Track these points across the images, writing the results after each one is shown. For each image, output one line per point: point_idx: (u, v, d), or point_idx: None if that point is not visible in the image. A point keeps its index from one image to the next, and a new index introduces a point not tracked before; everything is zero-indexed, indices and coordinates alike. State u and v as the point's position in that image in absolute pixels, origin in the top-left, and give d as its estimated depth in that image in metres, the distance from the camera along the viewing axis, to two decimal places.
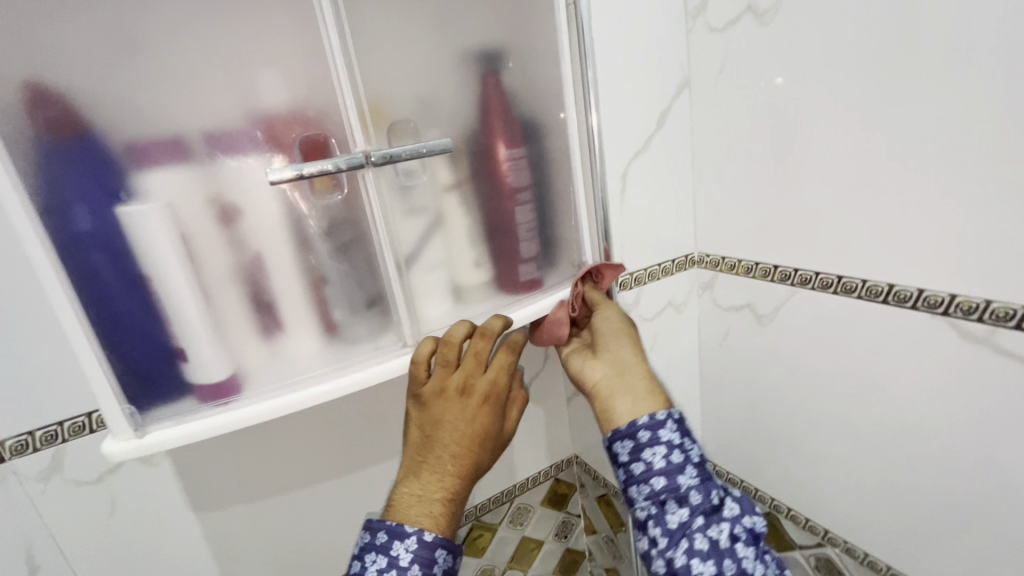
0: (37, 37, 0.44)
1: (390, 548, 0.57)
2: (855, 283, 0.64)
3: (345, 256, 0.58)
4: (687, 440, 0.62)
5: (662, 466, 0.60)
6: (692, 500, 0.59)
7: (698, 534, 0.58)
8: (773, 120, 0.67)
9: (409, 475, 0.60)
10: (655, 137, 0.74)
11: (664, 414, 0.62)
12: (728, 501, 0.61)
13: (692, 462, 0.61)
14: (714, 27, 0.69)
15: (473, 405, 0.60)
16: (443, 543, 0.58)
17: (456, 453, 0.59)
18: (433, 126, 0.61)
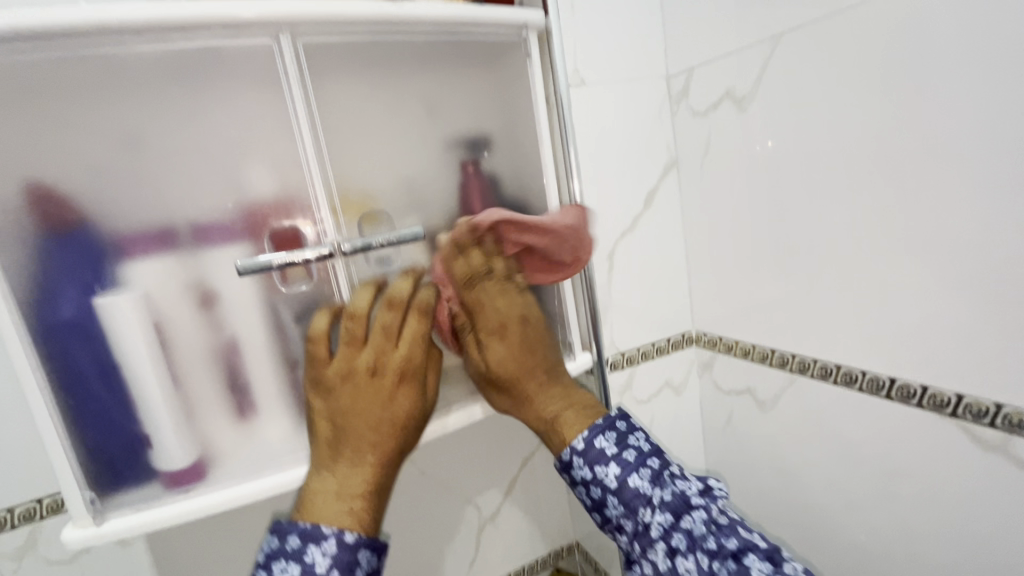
0: (43, 143, 0.48)
1: (303, 553, 0.47)
2: (856, 374, 0.60)
3: None
4: (617, 457, 0.55)
5: (596, 496, 0.55)
6: (628, 522, 0.52)
7: (640, 564, 0.51)
8: (761, 202, 0.66)
9: (322, 464, 0.52)
10: (642, 216, 0.73)
11: (583, 441, 0.56)
12: (668, 499, 0.51)
13: (613, 486, 0.53)
14: (697, 111, 0.69)
15: (387, 384, 0.53)
16: (368, 542, 0.50)
17: (374, 442, 0.52)
18: (412, 211, 0.62)
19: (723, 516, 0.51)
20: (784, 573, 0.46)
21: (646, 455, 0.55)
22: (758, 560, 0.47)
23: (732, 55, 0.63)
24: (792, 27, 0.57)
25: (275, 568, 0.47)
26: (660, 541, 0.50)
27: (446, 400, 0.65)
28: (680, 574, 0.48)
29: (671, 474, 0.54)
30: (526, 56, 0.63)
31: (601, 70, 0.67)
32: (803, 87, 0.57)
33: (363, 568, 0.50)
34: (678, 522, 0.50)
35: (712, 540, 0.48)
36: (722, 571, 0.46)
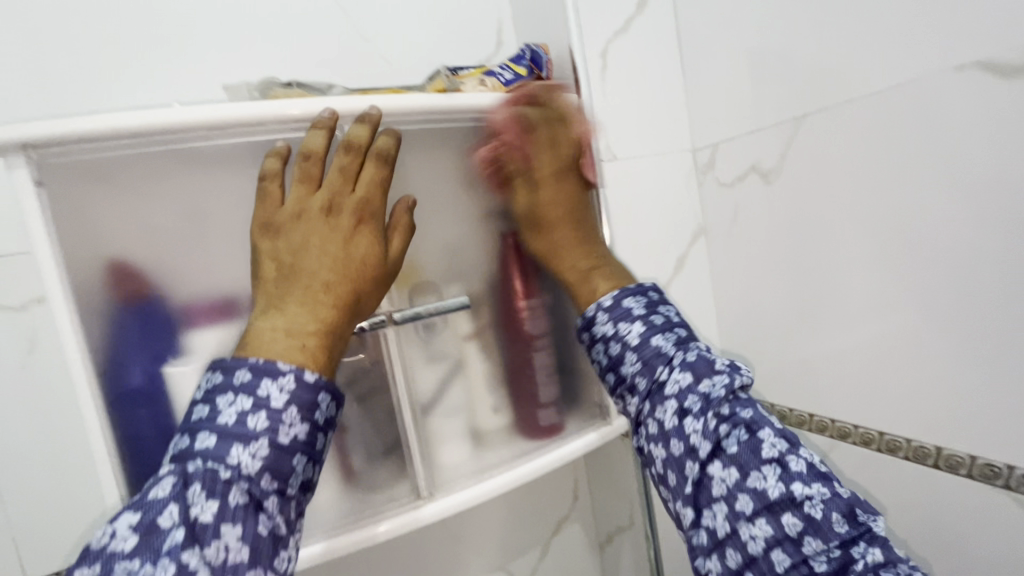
0: (125, 222, 0.51)
1: (256, 387, 0.45)
2: (900, 441, 0.60)
3: (367, 407, 0.59)
4: (643, 317, 0.57)
5: (615, 352, 0.57)
6: (643, 378, 0.55)
7: (679, 395, 0.51)
8: (791, 269, 0.68)
9: (266, 308, 0.49)
10: (673, 281, 0.76)
11: (611, 299, 0.58)
12: (688, 359, 0.53)
13: (635, 342, 0.56)
14: (723, 182, 0.73)
15: (348, 224, 0.53)
16: (328, 387, 0.48)
17: (337, 271, 0.51)
18: (456, 280, 0.64)
19: (744, 392, 0.52)
20: (792, 451, 0.48)
21: (673, 325, 0.57)
22: (771, 435, 0.48)
23: (755, 133, 0.67)
24: (812, 109, 0.61)
25: (222, 400, 0.45)
26: (673, 399, 0.52)
27: (486, 464, 0.65)
28: (686, 435, 0.50)
29: (696, 344, 0.55)
30: None
31: (632, 146, 0.72)
32: (826, 163, 0.61)
33: (322, 411, 0.48)
34: (696, 384, 0.51)
35: (725, 406, 0.50)
36: (731, 437, 0.49)
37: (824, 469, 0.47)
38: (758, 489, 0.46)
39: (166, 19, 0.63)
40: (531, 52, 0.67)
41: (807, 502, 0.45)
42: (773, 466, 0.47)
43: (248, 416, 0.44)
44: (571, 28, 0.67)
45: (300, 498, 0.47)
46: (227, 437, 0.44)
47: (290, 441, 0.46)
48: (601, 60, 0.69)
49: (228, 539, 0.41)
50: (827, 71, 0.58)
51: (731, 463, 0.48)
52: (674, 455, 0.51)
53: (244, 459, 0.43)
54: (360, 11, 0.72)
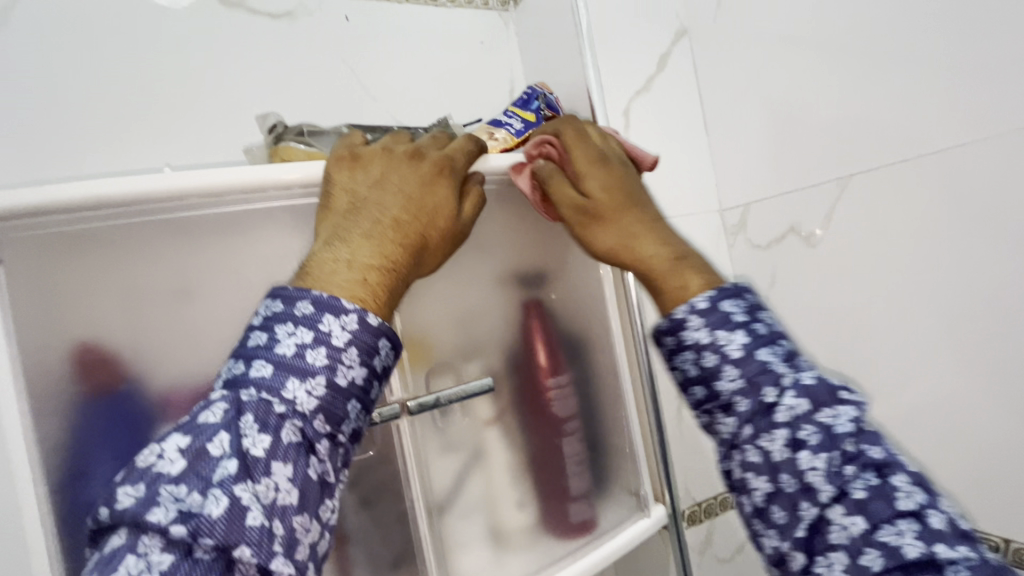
0: (99, 299, 0.43)
1: (318, 321, 0.38)
2: (997, 542, 0.52)
3: (371, 512, 0.50)
4: (746, 327, 0.43)
5: (710, 363, 0.43)
6: (744, 399, 0.40)
7: (800, 424, 0.38)
8: (838, 339, 0.62)
9: (330, 237, 0.42)
10: None
11: (705, 300, 0.44)
12: (805, 381, 0.39)
13: (736, 354, 0.42)
14: (757, 244, 0.68)
15: (431, 171, 0.48)
16: (390, 333, 0.41)
17: (408, 217, 0.45)
18: (476, 358, 0.57)
19: (867, 424, 0.38)
20: (931, 504, 0.34)
21: (776, 338, 0.43)
22: (905, 481, 0.35)
23: (793, 192, 0.63)
24: (858, 168, 0.57)
25: (280, 329, 0.37)
26: (786, 428, 0.38)
27: (509, 571, 0.56)
28: (802, 471, 0.37)
29: (809, 365, 0.41)
30: None
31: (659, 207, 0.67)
32: (876, 224, 0.56)
33: (383, 359, 0.40)
34: (815, 414, 0.38)
35: (852, 443, 0.37)
36: (857, 480, 0.35)
37: (967, 527, 0.34)
38: (893, 546, 0.33)
39: (166, 79, 0.59)
40: (541, 95, 0.61)
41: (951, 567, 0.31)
42: (912, 521, 0.33)
43: (308, 351, 0.37)
44: (592, 85, 0.64)
45: (351, 448, 0.40)
46: (283, 369, 0.36)
47: (348, 383, 0.38)
48: (624, 118, 0.66)
49: (278, 479, 0.34)
50: (873, 128, 0.55)
51: (858, 510, 0.35)
52: (782, 491, 0.37)
53: (300, 395, 0.36)
54: (370, 72, 0.69)
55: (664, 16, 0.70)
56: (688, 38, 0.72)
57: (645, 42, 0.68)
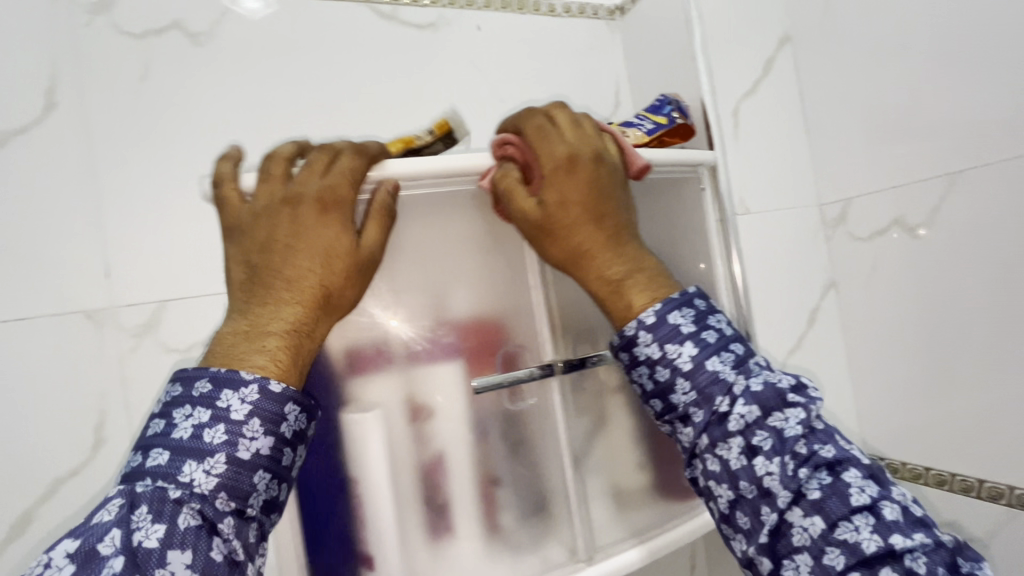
0: None
1: (214, 399, 0.40)
2: None
3: (518, 459, 0.59)
4: (694, 336, 0.48)
5: (663, 378, 0.48)
6: (699, 410, 0.46)
7: (755, 431, 0.44)
8: (941, 324, 0.65)
9: (239, 314, 0.43)
10: (807, 335, 0.74)
11: (653, 316, 0.48)
12: (755, 389, 0.45)
13: (689, 367, 0.47)
14: (858, 237, 0.72)
15: (313, 209, 0.45)
16: (298, 398, 0.42)
17: (280, 268, 0.44)
18: (606, 332, 0.63)
19: (819, 422, 0.45)
20: (884, 496, 0.41)
21: (728, 343, 0.49)
22: (857, 476, 0.41)
23: (901, 187, 0.67)
24: (968, 165, 0.61)
25: (177, 413, 0.40)
26: (740, 435, 0.44)
27: (630, 525, 0.62)
28: (759, 477, 0.43)
29: (757, 368, 0.47)
30: (701, 188, 0.68)
31: (763, 201, 0.73)
32: (989, 217, 0.60)
33: (292, 424, 0.42)
34: (767, 419, 0.44)
35: (804, 445, 0.43)
36: (812, 480, 0.42)
37: (919, 512, 0.41)
38: (851, 542, 0.39)
39: (333, 84, 0.67)
40: (671, 101, 0.67)
41: (907, 555, 0.38)
42: (866, 515, 0.39)
43: (205, 430, 0.39)
44: (705, 90, 0.71)
45: (264, 519, 0.41)
46: (179, 453, 0.38)
47: (251, 456, 0.40)
48: (733, 117, 0.72)
49: (174, 567, 0.35)
50: (983, 124, 0.59)
51: (814, 510, 0.41)
52: (744, 497, 0.44)
53: (197, 475, 0.38)
54: (497, 75, 0.76)
55: (769, 24, 0.75)
56: (790, 44, 0.77)
57: (753, 50, 0.74)
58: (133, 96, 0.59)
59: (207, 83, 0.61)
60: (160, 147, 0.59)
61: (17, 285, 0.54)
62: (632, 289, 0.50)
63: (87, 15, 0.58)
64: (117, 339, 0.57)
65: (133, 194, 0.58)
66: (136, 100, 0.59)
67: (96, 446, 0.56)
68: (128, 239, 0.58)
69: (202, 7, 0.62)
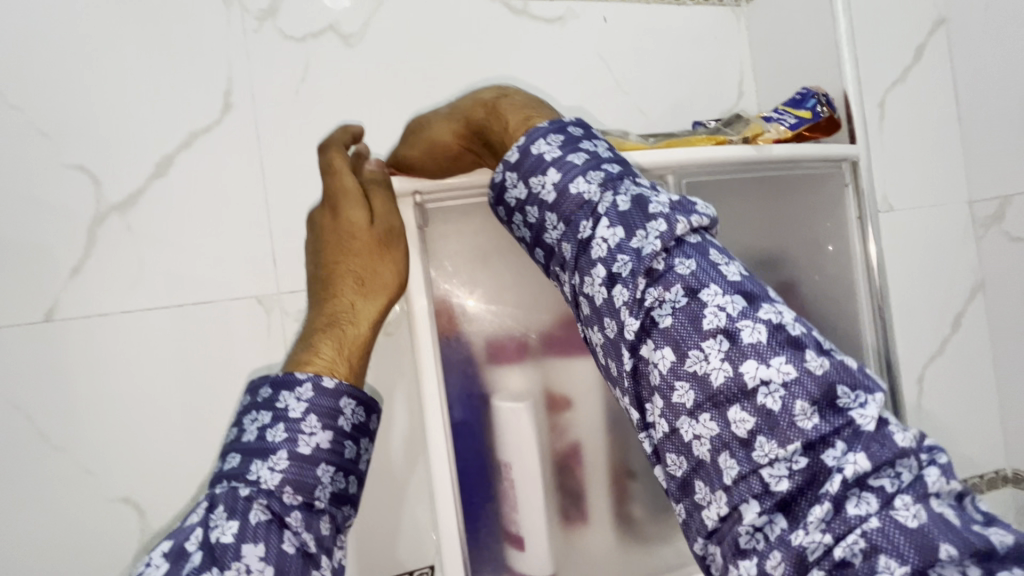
0: (455, 264, 0.54)
1: (276, 401, 0.45)
2: None
3: (653, 454, 0.60)
4: (559, 162, 0.43)
5: (534, 219, 0.44)
6: (567, 244, 0.42)
7: (618, 257, 0.39)
8: None
9: (307, 329, 0.51)
10: (950, 340, 0.70)
11: (518, 150, 0.44)
12: (618, 207, 0.40)
13: (553, 199, 0.42)
14: (1018, 237, 0.67)
15: (330, 218, 0.54)
16: (350, 393, 0.47)
17: (327, 267, 0.53)
18: None
19: (693, 237, 0.40)
20: (749, 316, 0.37)
21: (601, 164, 0.43)
22: (717, 297, 0.37)
23: None
24: None
25: (249, 418, 0.46)
26: (602, 265, 0.39)
27: None
28: (617, 306, 0.39)
29: (631, 182, 0.41)
30: (843, 185, 0.65)
31: (908, 198, 0.69)
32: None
33: (347, 418, 0.47)
34: (629, 241, 0.39)
35: (661, 261, 0.39)
36: (666, 308, 0.38)
37: (795, 333, 0.37)
38: (700, 373, 0.37)
39: (468, 83, 0.69)
40: (816, 94, 0.64)
41: (762, 388, 0.36)
42: (719, 341, 0.37)
43: (268, 430, 0.44)
44: (849, 80, 0.67)
45: (333, 508, 0.45)
46: (249, 454, 0.44)
47: (311, 450, 0.44)
48: (880, 108, 0.68)
49: (249, 560, 0.40)
50: None
51: (666, 342, 0.38)
52: (612, 336, 0.39)
53: (263, 473, 0.42)
54: (622, 68, 0.75)
55: (921, 7, 0.70)
56: (944, 26, 0.71)
57: (902, 37, 0.69)
58: (294, 98, 0.63)
59: (357, 84, 0.65)
60: (318, 145, 0.64)
61: (204, 272, 0.60)
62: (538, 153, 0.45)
63: (257, 21, 0.62)
64: (281, 322, 0.62)
65: (296, 189, 0.63)
66: (296, 102, 0.63)
67: None
68: (290, 231, 0.63)
69: (354, 11, 0.65)
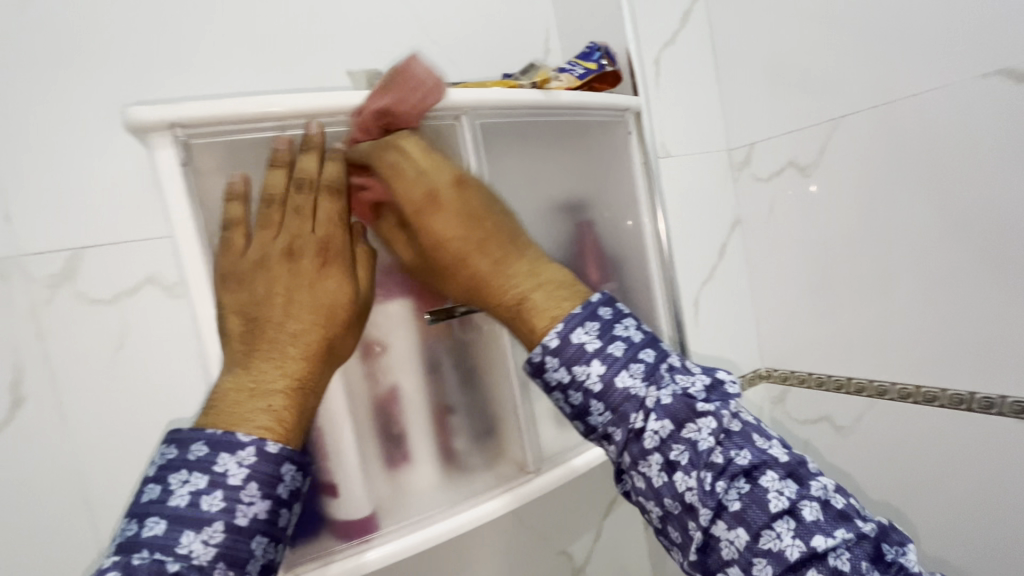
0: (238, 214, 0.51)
1: (212, 463, 0.41)
2: (936, 392, 0.69)
3: (469, 388, 0.62)
4: (601, 353, 0.47)
5: (579, 401, 0.48)
6: (617, 429, 0.46)
7: (674, 444, 0.44)
8: (821, 250, 0.78)
9: (239, 370, 0.45)
10: (717, 267, 0.84)
11: (557, 337, 0.48)
12: (665, 402, 0.45)
13: (600, 386, 0.47)
14: (761, 177, 0.82)
15: (313, 259, 0.49)
16: (293, 456, 0.43)
17: (262, 303, 0.47)
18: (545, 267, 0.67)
19: (734, 425, 0.46)
20: (803, 494, 0.43)
21: (637, 351, 0.48)
22: (776, 480, 0.43)
23: (795, 131, 0.76)
24: (847, 112, 0.71)
25: (174, 479, 0.40)
26: (656, 452, 0.45)
27: (575, 441, 0.68)
28: (680, 493, 0.43)
29: (670, 377, 0.47)
30: (627, 133, 0.72)
31: (682, 145, 0.79)
32: (872, 155, 0.69)
33: (287, 484, 0.43)
34: (680, 431, 0.45)
35: (718, 453, 0.44)
36: (731, 491, 0.43)
37: (840, 506, 0.43)
38: (775, 550, 0.41)
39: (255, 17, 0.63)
40: (601, 48, 0.70)
41: (832, 553, 0.41)
42: (787, 520, 0.42)
43: (202, 495, 0.40)
44: (629, 37, 0.74)
45: None
46: (177, 523, 0.39)
47: (248, 521, 0.41)
48: (655, 66, 0.77)
49: None
50: (855, 78, 0.69)
51: (737, 521, 0.42)
52: (671, 513, 0.44)
53: (195, 546, 0.39)
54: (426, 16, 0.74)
55: None
56: None
57: (671, 4, 0.78)
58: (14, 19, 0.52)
59: (105, 10, 0.55)
60: (57, 79, 0.53)
61: None
62: (534, 312, 0.50)
63: None
64: (26, 289, 0.52)
65: (30, 129, 0.53)
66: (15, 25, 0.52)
67: (14, 406, 0.52)
68: (28, 182, 0.52)
69: None
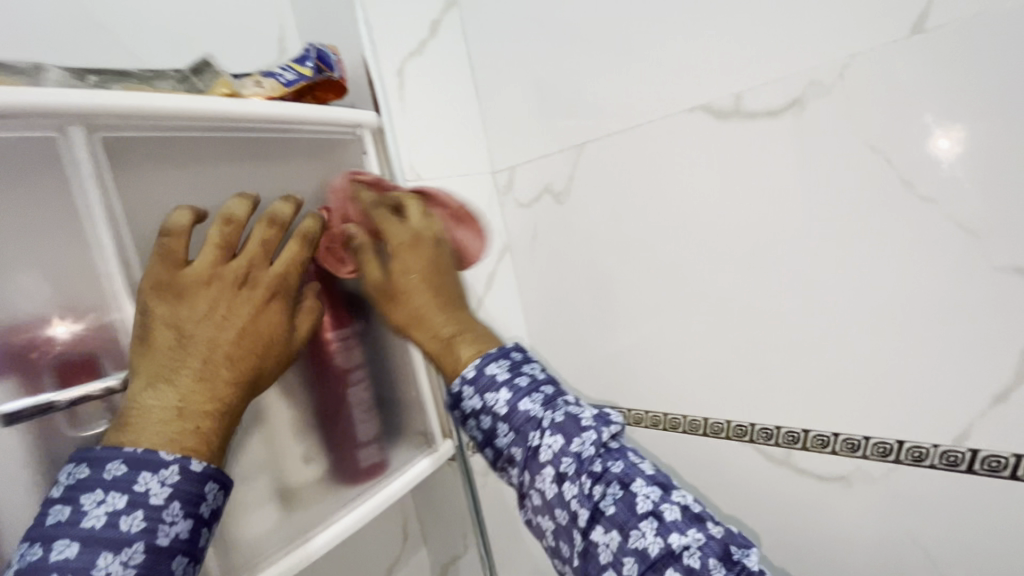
0: None
1: (132, 482, 0.38)
2: (678, 418, 0.70)
3: None
4: (509, 383, 0.49)
5: (487, 426, 0.49)
6: (518, 449, 0.47)
7: (562, 457, 0.44)
8: (578, 278, 0.76)
9: (155, 385, 0.41)
10: (485, 298, 0.78)
11: (473, 371, 0.50)
12: (557, 419, 0.46)
13: (505, 411, 0.48)
14: (522, 203, 0.79)
15: (235, 284, 0.45)
16: (216, 474, 0.42)
17: (195, 324, 0.43)
18: None
19: (615, 441, 0.46)
20: (665, 497, 0.43)
21: (540, 383, 0.50)
22: (644, 486, 0.43)
23: (548, 156, 0.74)
24: (590, 138, 0.69)
25: (88, 498, 0.37)
26: (549, 465, 0.45)
27: (298, 527, 0.55)
28: (567, 501, 0.44)
29: (566, 400, 0.48)
30: (362, 153, 0.62)
31: (437, 165, 0.72)
32: (609, 184, 0.69)
33: (209, 503, 0.41)
34: (569, 445, 0.45)
35: (598, 462, 0.44)
36: (606, 497, 0.43)
37: (697, 509, 0.42)
38: (640, 548, 0.41)
39: None
40: (316, 50, 0.58)
41: (685, 552, 0.40)
42: (650, 520, 0.41)
43: (122, 517, 0.37)
44: (364, 43, 0.65)
45: None
46: (93, 544, 0.36)
47: (169, 540, 0.39)
48: (398, 78, 0.69)
49: None
50: (591, 107, 0.67)
51: (612, 526, 0.42)
52: (561, 525, 0.45)
53: (114, 569, 0.36)
54: None
55: None
56: (456, 9, 0.77)
57: (415, 12, 0.71)
58: None
59: None
60: None
61: None
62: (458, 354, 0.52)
63: None
64: None
65: None
66: None
67: None
68: None
69: None
